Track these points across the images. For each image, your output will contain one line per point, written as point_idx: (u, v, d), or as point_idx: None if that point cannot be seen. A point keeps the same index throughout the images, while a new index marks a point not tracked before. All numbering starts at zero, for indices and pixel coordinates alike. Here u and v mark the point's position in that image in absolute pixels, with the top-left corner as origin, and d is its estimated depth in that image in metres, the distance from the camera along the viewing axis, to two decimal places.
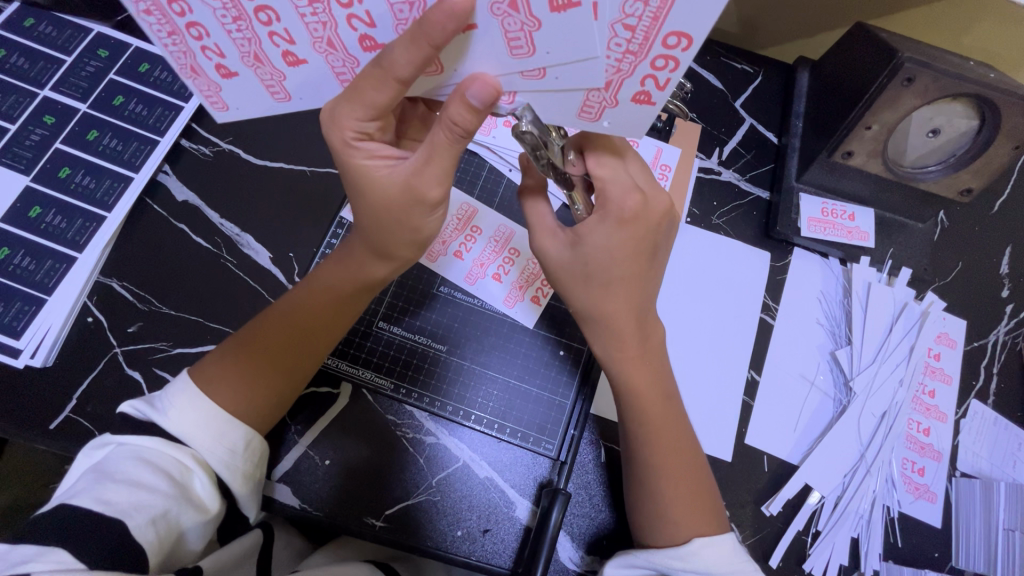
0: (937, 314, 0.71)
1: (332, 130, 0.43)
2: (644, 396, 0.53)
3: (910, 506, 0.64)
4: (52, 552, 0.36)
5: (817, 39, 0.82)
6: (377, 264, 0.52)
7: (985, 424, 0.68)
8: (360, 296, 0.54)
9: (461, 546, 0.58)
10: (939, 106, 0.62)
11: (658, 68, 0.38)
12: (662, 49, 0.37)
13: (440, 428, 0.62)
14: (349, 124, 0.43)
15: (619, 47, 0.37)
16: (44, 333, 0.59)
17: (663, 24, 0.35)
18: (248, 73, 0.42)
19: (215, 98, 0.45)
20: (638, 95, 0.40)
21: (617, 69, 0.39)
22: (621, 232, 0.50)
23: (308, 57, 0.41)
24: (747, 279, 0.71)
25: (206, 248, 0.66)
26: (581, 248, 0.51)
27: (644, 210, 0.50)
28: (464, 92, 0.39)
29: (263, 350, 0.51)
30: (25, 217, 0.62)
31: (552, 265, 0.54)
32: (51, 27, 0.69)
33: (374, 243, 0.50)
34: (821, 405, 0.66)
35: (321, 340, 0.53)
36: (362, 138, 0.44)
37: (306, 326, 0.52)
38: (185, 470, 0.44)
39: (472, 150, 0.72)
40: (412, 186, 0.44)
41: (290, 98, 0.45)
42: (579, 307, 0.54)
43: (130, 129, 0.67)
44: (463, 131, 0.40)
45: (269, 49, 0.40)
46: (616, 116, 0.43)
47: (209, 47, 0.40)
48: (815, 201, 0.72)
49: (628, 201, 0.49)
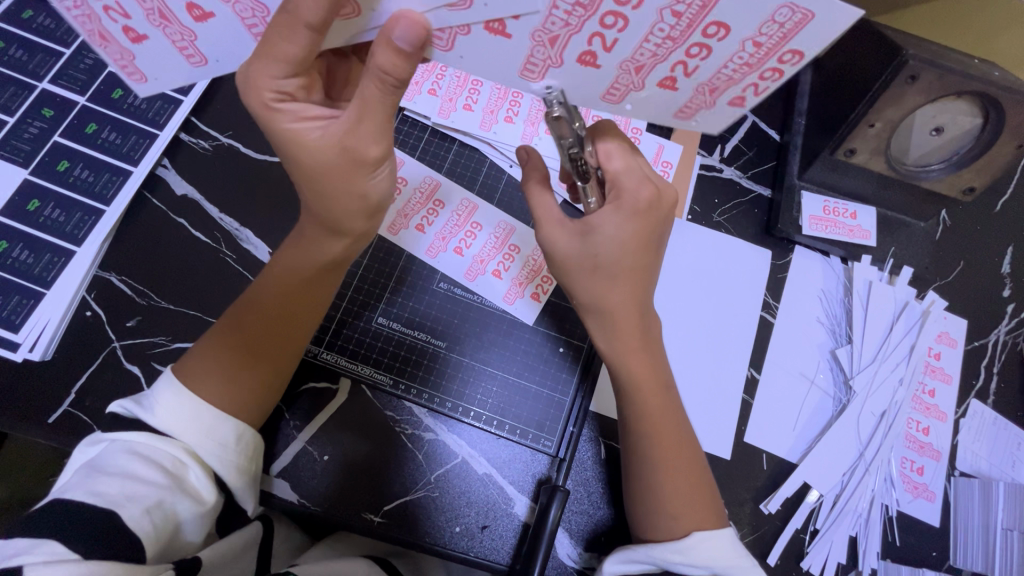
0: (938, 314, 0.70)
1: (249, 93, 0.41)
2: (638, 394, 0.53)
3: (909, 505, 0.64)
4: (44, 545, 0.36)
5: None
6: (331, 240, 0.52)
7: (985, 423, 0.68)
8: (327, 275, 0.54)
9: (459, 543, 0.58)
10: (943, 103, 0.61)
11: (763, 78, 0.39)
12: (777, 63, 0.38)
13: (438, 424, 0.62)
14: (267, 83, 0.40)
15: (741, 60, 0.38)
16: (42, 327, 0.59)
17: (789, 42, 0.36)
18: (157, 34, 0.38)
19: (132, 68, 0.41)
20: (735, 99, 0.42)
21: (729, 77, 0.40)
22: (633, 221, 0.49)
23: (214, 9, 0.37)
24: (749, 276, 0.70)
25: (205, 242, 0.65)
26: (593, 237, 0.50)
27: (656, 202, 0.50)
28: (390, 36, 0.37)
29: (248, 342, 0.50)
30: (24, 210, 0.61)
31: (562, 257, 0.52)
32: (49, 19, 0.68)
33: (320, 215, 0.49)
34: (821, 404, 0.66)
35: (299, 327, 0.53)
36: (284, 99, 0.42)
37: (283, 314, 0.52)
38: (179, 464, 0.44)
39: (473, 146, 0.72)
40: (348, 147, 0.43)
41: (206, 61, 0.41)
42: (582, 299, 0.53)
43: (128, 122, 0.66)
44: (395, 80, 0.39)
45: (170, 3, 0.36)
46: (708, 117, 0.44)
47: (111, 7, 0.36)
48: (817, 199, 0.71)
49: (643, 190, 0.49)
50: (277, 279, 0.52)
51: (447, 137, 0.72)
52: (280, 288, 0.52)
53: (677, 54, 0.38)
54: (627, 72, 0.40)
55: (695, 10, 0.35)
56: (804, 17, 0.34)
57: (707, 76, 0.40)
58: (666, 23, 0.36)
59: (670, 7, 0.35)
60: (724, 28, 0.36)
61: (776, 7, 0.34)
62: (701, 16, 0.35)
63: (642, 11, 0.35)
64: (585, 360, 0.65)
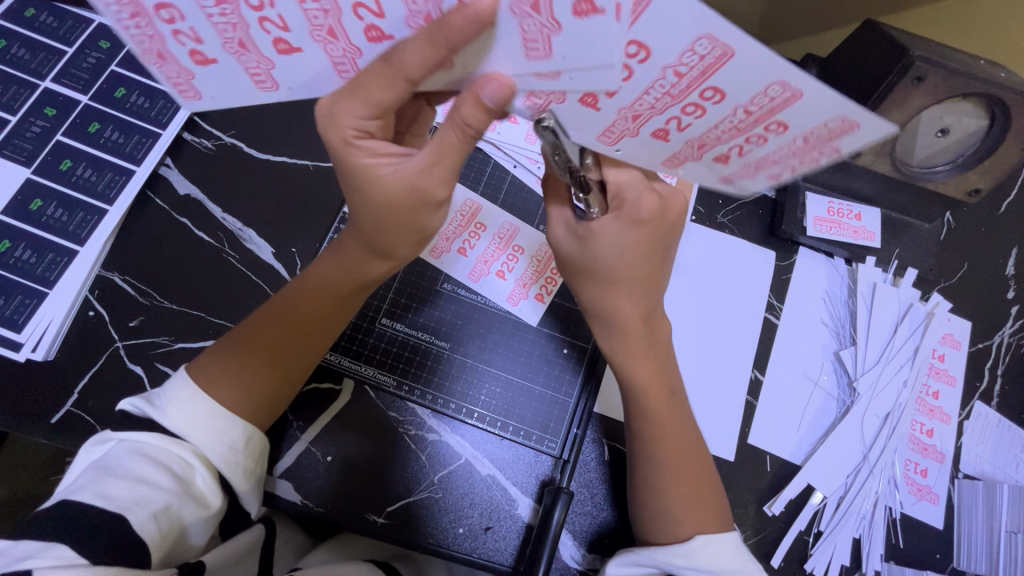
0: (942, 316, 0.70)
1: (329, 127, 0.42)
2: (645, 397, 0.53)
3: (912, 507, 0.64)
4: (52, 550, 0.36)
5: (826, 35, 0.82)
6: (376, 262, 0.51)
7: (988, 425, 0.68)
8: (356, 293, 0.54)
9: (463, 544, 0.58)
10: (950, 104, 0.62)
11: (750, 142, 0.41)
12: (818, 158, 0.40)
13: (442, 424, 0.61)
14: (348, 121, 0.41)
15: (790, 150, 0.40)
16: (48, 323, 0.59)
17: (835, 143, 0.38)
18: (228, 60, 0.37)
19: (184, 86, 0.40)
20: (773, 177, 0.44)
21: (718, 137, 0.41)
22: (635, 232, 0.49)
23: (302, 45, 0.37)
24: (753, 277, 0.70)
25: (208, 242, 0.65)
26: (590, 244, 0.51)
27: (661, 213, 0.49)
28: (478, 92, 0.38)
29: (261, 345, 0.50)
30: (26, 210, 0.61)
31: (563, 255, 0.54)
32: (51, 18, 0.68)
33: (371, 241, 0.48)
34: (824, 406, 0.66)
35: (316, 337, 0.53)
36: (363, 136, 0.43)
37: (301, 322, 0.52)
38: (186, 466, 0.44)
39: (476, 146, 0.71)
40: (418, 187, 0.43)
41: (278, 88, 0.40)
42: (588, 303, 0.54)
43: (131, 121, 0.66)
44: (475, 131, 0.40)
45: (256, 34, 0.35)
46: (693, 169, 0.45)
47: (182, 31, 0.35)
48: (821, 200, 0.71)
49: (646, 202, 0.49)
50: (302, 289, 0.52)
51: None
52: (302, 298, 0.52)
53: (674, 109, 0.39)
54: (624, 119, 0.41)
55: (695, 74, 0.36)
56: (849, 126, 0.36)
57: (698, 134, 0.41)
58: (667, 80, 0.36)
59: (672, 68, 0.35)
60: (720, 92, 0.37)
61: (771, 83, 0.35)
62: (699, 80, 0.36)
63: (649, 66, 0.36)
64: (591, 361, 0.65)
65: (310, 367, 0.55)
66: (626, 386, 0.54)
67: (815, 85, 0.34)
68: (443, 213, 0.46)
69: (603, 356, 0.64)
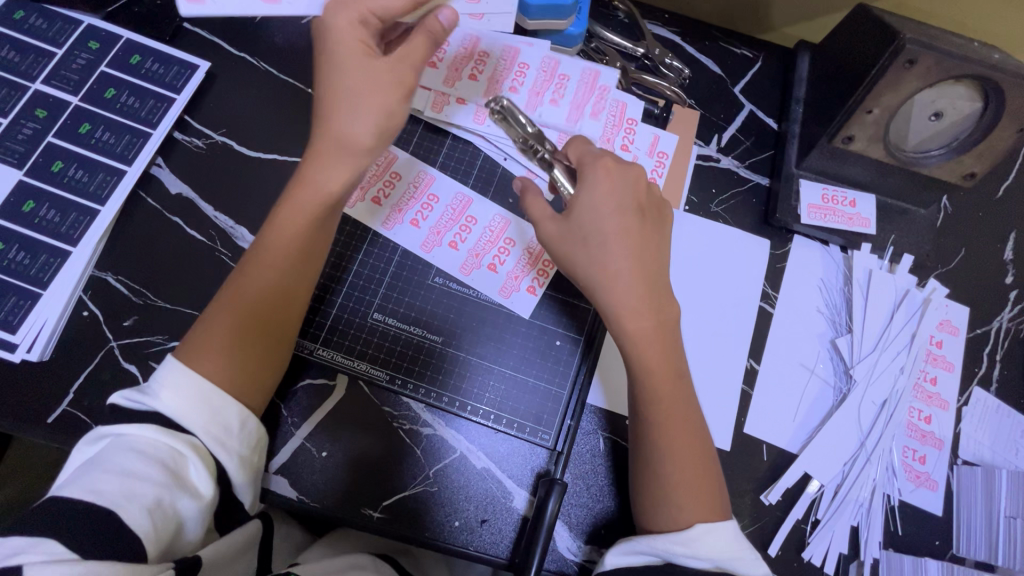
0: (939, 301, 0.69)
1: (326, 34, 0.46)
2: (655, 373, 0.53)
3: (910, 494, 0.64)
4: (43, 544, 0.37)
5: (819, 21, 0.80)
6: (333, 169, 0.52)
7: (987, 411, 0.67)
8: (319, 234, 0.54)
9: (459, 537, 0.58)
10: (942, 88, 0.61)
11: None
12: None
13: (436, 419, 0.61)
14: (354, 4, 0.52)
15: None
16: (40, 328, 0.59)
17: None
18: None
19: None
20: None
21: None
22: (605, 185, 0.55)
23: None
24: (748, 265, 0.70)
25: (202, 240, 0.65)
26: (574, 215, 0.55)
27: (618, 169, 0.56)
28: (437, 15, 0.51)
29: (244, 314, 0.51)
30: (20, 211, 0.61)
31: (549, 239, 0.56)
32: (40, 20, 0.68)
33: (334, 137, 0.51)
34: (821, 394, 0.66)
35: (292, 296, 0.53)
36: (363, 20, 0.52)
37: (277, 285, 0.52)
38: (179, 458, 0.44)
39: (466, 139, 0.71)
40: None
41: None
42: (583, 278, 0.55)
43: (122, 121, 0.66)
44: (439, 40, 0.52)
45: None
46: None
47: None
48: (815, 187, 0.71)
49: (602, 160, 0.56)
50: (269, 254, 0.52)
51: (442, 132, 0.71)
52: (270, 261, 0.52)
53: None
54: None
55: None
56: None
57: None
58: None
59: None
60: None
61: None
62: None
63: None
64: (591, 328, 0.66)
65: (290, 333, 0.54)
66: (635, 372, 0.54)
67: None
68: None
69: (603, 330, 0.65)
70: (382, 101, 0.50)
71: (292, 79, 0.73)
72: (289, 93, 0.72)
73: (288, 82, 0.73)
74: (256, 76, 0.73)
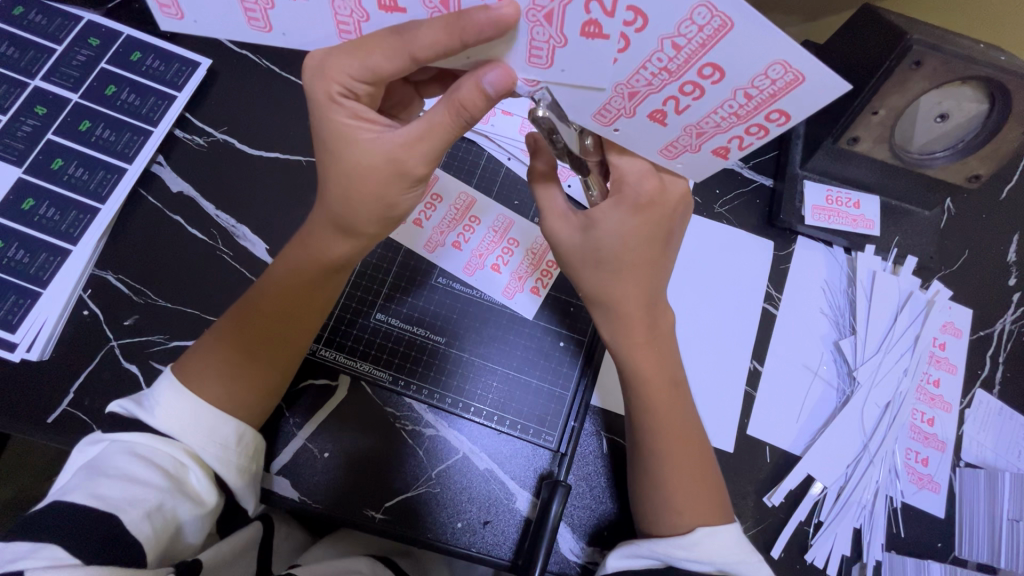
0: (943, 303, 0.69)
1: (317, 80, 0.43)
2: (652, 382, 0.53)
3: (913, 496, 0.64)
4: (45, 549, 0.36)
5: (823, 21, 0.80)
6: (339, 241, 0.49)
7: (990, 413, 0.67)
8: (330, 277, 0.51)
9: (462, 538, 0.57)
10: (948, 89, 0.60)
11: (750, 133, 0.43)
12: (762, 120, 0.42)
13: (439, 420, 0.61)
14: (338, 77, 0.42)
15: (731, 108, 0.41)
16: (39, 327, 0.59)
17: (776, 101, 0.40)
18: None
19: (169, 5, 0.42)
20: (718, 148, 0.45)
21: (717, 124, 0.43)
22: (638, 216, 0.49)
23: (404, 6, 0.41)
24: (752, 266, 0.70)
25: (203, 240, 0.65)
26: (596, 231, 0.50)
27: (661, 196, 0.49)
28: (480, 77, 0.41)
29: (247, 348, 0.49)
30: (20, 209, 0.61)
31: (563, 249, 0.53)
32: (40, 16, 0.67)
33: (333, 214, 0.47)
34: (824, 396, 0.66)
35: (292, 341, 0.51)
36: (348, 96, 0.44)
37: (277, 325, 0.50)
38: (179, 466, 0.44)
39: (470, 139, 0.71)
40: (397, 159, 0.43)
41: (271, 29, 0.43)
42: (589, 292, 0.53)
43: (123, 120, 0.66)
44: (468, 116, 0.42)
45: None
46: (690, 161, 0.47)
47: None
48: (819, 188, 0.70)
49: (646, 184, 0.49)
50: (270, 293, 0.50)
51: None
52: (274, 296, 0.50)
53: (672, 88, 0.40)
54: (620, 96, 0.42)
55: (763, 97, 0.40)
56: (793, 79, 0.37)
57: (696, 119, 0.43)
58: (664, 54, 0.38)
59: (743, 90, 0.39)
60: (718, 71, 0.39)
61: (770, 64, 0.37)
62: (767, 103, 0.40)
63: (719, 89, 0.40)
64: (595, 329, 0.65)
65: (296, 359, 0.53)
66: (626, 377, 0.54)
67: (814, 65, 0.36)
68: (417, 193, 0.47)
69: (602, 341, 0.64)
70: (382, 190, 0.45)
71: (294, 78, 0.72)
72: (291, 92, 0.72)
73: (289, 79, 0.72)
74: (258, 74, 0.72)
